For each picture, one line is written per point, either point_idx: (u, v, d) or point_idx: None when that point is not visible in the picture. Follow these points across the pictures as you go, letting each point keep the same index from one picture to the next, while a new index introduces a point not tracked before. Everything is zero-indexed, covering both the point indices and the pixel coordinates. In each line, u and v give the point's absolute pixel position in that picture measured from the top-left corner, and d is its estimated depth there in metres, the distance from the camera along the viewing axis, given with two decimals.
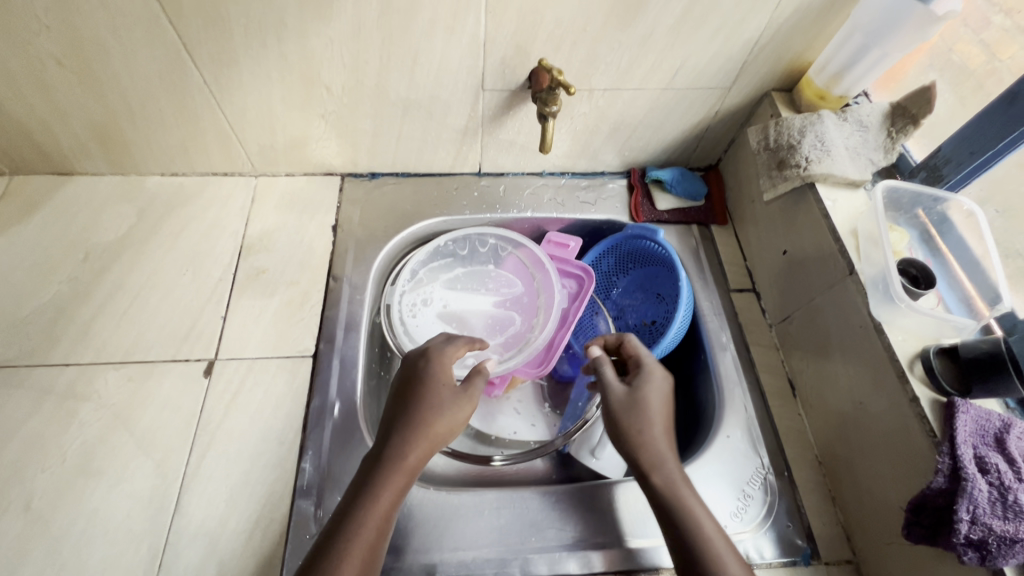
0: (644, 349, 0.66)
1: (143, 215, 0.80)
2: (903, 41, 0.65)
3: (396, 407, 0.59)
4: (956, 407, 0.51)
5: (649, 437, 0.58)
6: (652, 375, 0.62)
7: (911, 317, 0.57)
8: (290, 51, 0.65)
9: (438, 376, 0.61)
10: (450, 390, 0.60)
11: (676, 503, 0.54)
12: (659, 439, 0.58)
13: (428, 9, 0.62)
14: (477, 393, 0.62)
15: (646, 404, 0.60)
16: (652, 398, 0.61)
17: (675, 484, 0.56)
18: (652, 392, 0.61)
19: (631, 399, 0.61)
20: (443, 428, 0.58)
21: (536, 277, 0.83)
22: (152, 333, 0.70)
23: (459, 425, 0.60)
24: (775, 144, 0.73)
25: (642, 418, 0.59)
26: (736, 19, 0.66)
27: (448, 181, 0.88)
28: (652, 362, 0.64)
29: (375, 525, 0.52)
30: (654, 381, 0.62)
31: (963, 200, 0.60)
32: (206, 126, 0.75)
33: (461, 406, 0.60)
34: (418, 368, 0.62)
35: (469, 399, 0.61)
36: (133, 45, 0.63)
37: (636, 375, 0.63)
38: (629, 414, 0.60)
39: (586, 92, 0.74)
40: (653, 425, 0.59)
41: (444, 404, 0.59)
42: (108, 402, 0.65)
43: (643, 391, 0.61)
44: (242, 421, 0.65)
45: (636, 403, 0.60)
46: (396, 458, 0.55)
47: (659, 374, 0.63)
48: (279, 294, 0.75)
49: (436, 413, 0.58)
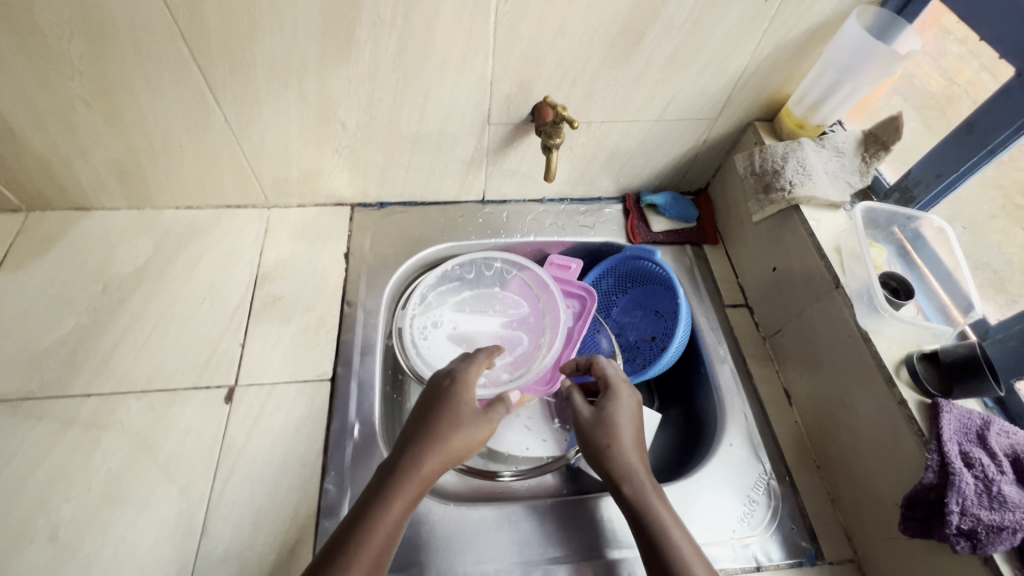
0: (610, 367, 0.71)
1: (159, 246, 0.82)
2: (872, 75, 0.71)
3: (420, 421, 0.62)
4: (940, 407, 0.56)
5: (618, 451, 0.62)
6: (617, 393, 0.67)
7: (895, 326, 0.61)
8: (309, 92, 0.70)
9: (460, 394, 0.65)
10: (471, 409, 0.63)
11: (647, 512, 0.58)
12: (628, 452, 0.62)
13: (440, 51, 0.67)
14: (498, 417, 0.64)
15: (612, 421, 0.64)
16: (618, 413, 0.65)
17: (644, 493, 0.59)
18: (619, 409, 0.65)
19: (598, 418, 0.65)
20: (463, 443, 0.61)
21: (541, 298, 0.87)
22: (172, 362, 0.72)
23: (476, 443, 0.62)
24: (760, 170, 0.78)
25: (610, 433, 0.63)
26: (720, 58, 0.72)
27: (453, 209, 0.92)
28: (618, 380, 0.69)
29: (383, 533, 0.54)
30: (622, 398, 0.67)
31: (933, 218, 0.66)
32: (224, 161, 0.79)
33: (479, 424, 0.62)
34: (442, 386, 0.66)
35: (490, 420, 0.63)
36: (162, 88, 0.67)
37: (604, 393, 0.68)
38: (598, 431, 0.64)
39: (585, 124, 0.80)
40: (622, 439, 0.63)
41: (466, 421, 0.62)
42: (131, 430, 0.66)
43: (613, 408, 0.66)
44: (264, 444, 0.67)
45: (604, 421, 0.65)
46: (414, 468, 0.57)
47: (625, 392, 0.68)
48: (295, 320, 0.77)
49: (459, 429, 0.61)
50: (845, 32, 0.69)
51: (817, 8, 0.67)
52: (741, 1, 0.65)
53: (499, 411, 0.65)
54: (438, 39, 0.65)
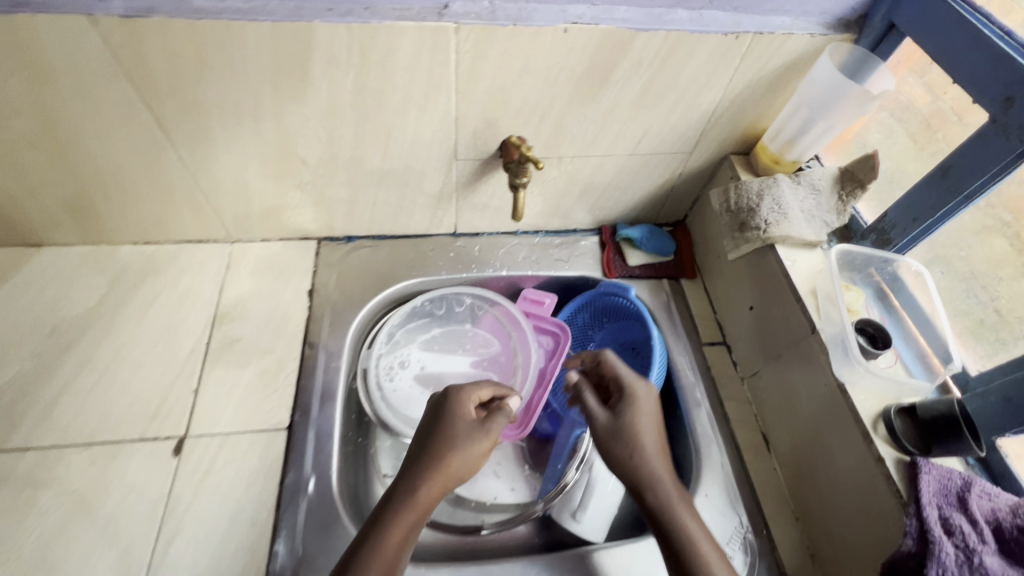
0: (621, 364, 0.67)
1: (114, 285, 0.79)
2: (846, 114, 0.70)
3: (421, 440, 0.59)
4: (919, 467, 0.53)
5: (641, 461, 0.60)
6: (634, 396, 0.64)
7: (872, 380, 0.59)
8: (265, 130, 0.67)
9: (457, 410, 0.61)
10: (467, 425, 0.60)
11: (676, 526, 0.56)
12: (654, 459, 0.60)
13: (400, 90, 0.64)
14: (498, 428, 0.61)
15: (634, 428, 0.61)
16: (638, 420, 0.62)
17: (672, 504, 0.57)
18: (638, 414, 0.62)
19: (618, 426, 0.62)
20: (466, 462, 0.57)
21: (512, 335, 0.84)
22: (119, 411, 0.69)
23: (478, 460, 0.59)
24: (736, 207, 0.76)
25: (631, 443, 0.61)
26: (692, 94, 0.70)
27: (424, 243, 0.89)
28: (631, 380, 0.65)
29: (384, 560, 0.51)
30: (641, 398, 0.64)
31: (911, 261, 0.64)
32: (181, 198, 0.76)
33: (477, 439, 0.59)
34: (438, 403, 0.62)
35: (487, 435, 0.59)
36: (109, 126, 0.64)
37: (618, 398, 0.65)
38: (621, 435, 0.61)
39: (555, 159, 0.78)
40: (646, 446, 0.61)
41: (461, 440, 0.58)
42: (70, 488, 0.63)
43: (632, 409, 0.63)
44: (212, 502, 0.63)
45: (624, 428, 0.61)
46: (412, 495, 0.55)
47: (642, 394, 0.64)
48: (253, 363, 0.74)
49: (458, 448, 0.57)
50: (818, 70, 0.67)
51: (788, 45, 0.65)
52: (710, 39, 0.63)
53: (497, 425, 0.61)
54: (397, 78, 0.63)
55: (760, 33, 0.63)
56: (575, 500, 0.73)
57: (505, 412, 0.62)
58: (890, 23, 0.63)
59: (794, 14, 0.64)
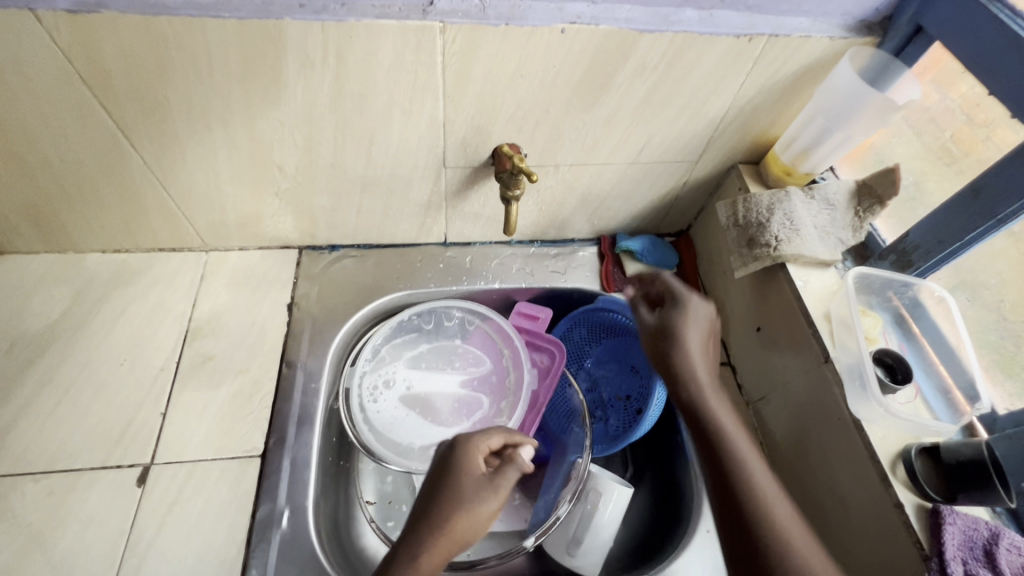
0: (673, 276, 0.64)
1: (79, 297, 0.74)
2: (864, 125, 0.65)
3: (425, 498, 0.55)
4: (942, 517, 0.50)
5: (681, 356, 0.60)
6: (685, 302, 0.61)
7: (889, 419, 0.55)
8: (237, 134, 0.62)
9: (464, 464, 0.56)
10: (475, 481, 0.55)
11: (707, 415, 0.57)
12: (699, 357, 0.59)
13: (383, 94, 0.59)
14: (508, 483, 0.56)
15: (676, 327, 0.61)
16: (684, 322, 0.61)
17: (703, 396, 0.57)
18: (686, 316, 0.61)
19: (662, 325, 0.61)
20: (473, 526, 0.53)
21: (504, 352, 0.79)
22: (81, 436, 0.64)
23: (486, 521, 0.54)
24: (744, 221, 0.71)
25: (674, 339, 0.60)
26: (700, 100, 0.65)
27: (413, 252, 0.84)
28: (684, 291, 0.62)
29: None
30: (692, 305, 0.61)
31: (933, 286, 0.60)
32: (149, 205, 0.71)
33: (485, 497, 0.54)
34: (445, 456, 0.57)
35: (495, 493, 0.54)
36: (65, 130, 0.59)
37: (667, 299, 0.63)
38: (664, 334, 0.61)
39: (552, 167, 0.72)
40: (687, 344, 0.60)
41: (469, 497, 0.53)
42: (24, 521, 0.58)
43: (680, 312, 0.61)
44: (177, 537, 0.59)
45: (667, 328, 0.61)
46: (412, 562, 0.50)
47: (694, 300, 0.62)
48: (226, 384, 0.69)
49: (463, 510, 0.53)
50: (837, 76, 0.62)
51: (806, 48, 0.60)
52: (721, 41, 0.57)
53: (508, 479, 0.56)
54: (379, 81, 0.58)
55: (776, 36, 0.58)
56: (569, 533, 0.69)
57: (517, 466, 0.57)
58: (917, 25, 0.58)
59: (813, 15, 0.59)
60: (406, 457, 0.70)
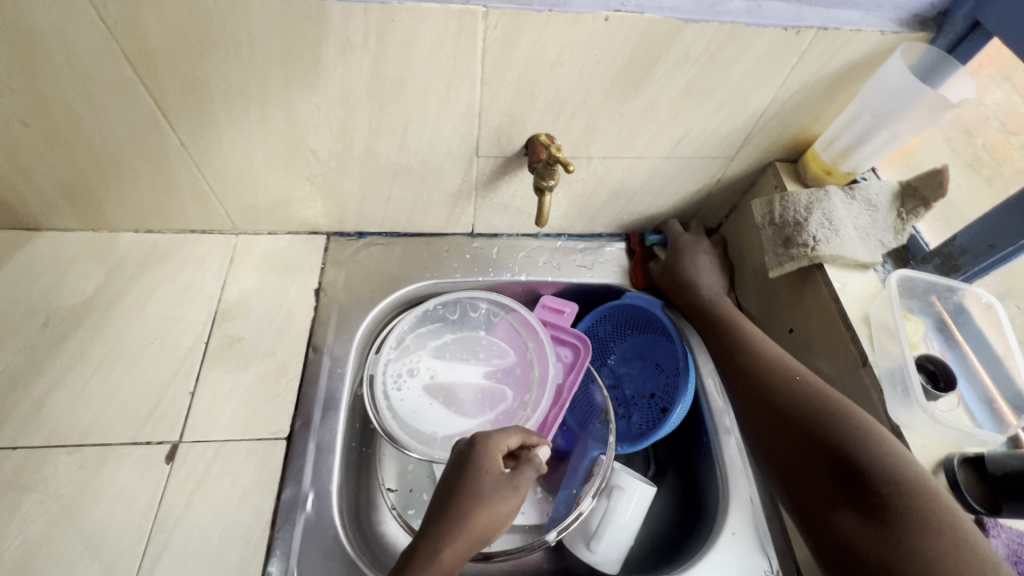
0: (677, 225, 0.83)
1: (112, 275, 0.75)
2: (912, 124, 0.63)
3: (444, 496, 0.55)
4: (986, 530, 0.51)
5: (688, 272, 0.76)
6: (687, 239, 0.80)
7: (932, 427, 0.54)
8: (273, 116, 0.62)
9: (482, 462, 0.56)
10: (495, 479, 0.55)
11: (712, 303, 0.73)
12: (705, 275, 0.77)
13: (421, 79, 0.59)
14: (528, 482, 0.56)
15: (683, 257, 0.78)
16: (689, 256, 0.78)
17: (707, 289, 0.75)
18: (687, 256, 0.78)
19: (669, 263, 0.78)
20: (492, 525, 0.53)
21: (529, 345, 0.78)
22: (111, 412, 0.65)
23: (506, 518, 0.54)
24: (780, 220, 0.68)
25: (682, 263, 0.78)
26: (740, 94, 0.63)
27: (439, 242, 0.84)
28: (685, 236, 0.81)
29: None
30: (693, 241, 0.80)
31: (980, 291, 0.58)
32: (184, 186, 0.71)
33: (505, 493, 0.54)
34: (463, 454, 0.58)
35: (515, 491, 0.55)
36: (107, 107, 0.59)
37: (673, 245, 0.80)
38: (673, 257, 0.78)
39: (585, 159, 0.71)
40: (692, 267, 0.77)
41: (488, 495, 0.54)
42: (56, 492, 0.59)
43: (687, 246, 0.79)
44: (204, 515, 0.59)
45: (674, 264, 0.78)
46: (435, 558, 0.51)
47: (693, 242, 0.79)
48: (254, 366, 0.70)
49: (483, 509, 0.53)
50: (886, 72, 0.61)
51: (856, 43, 0.58)
52: (768, 33, 0.56)
53: (526, 477, 0.56)
54: (418, 65, 0.57)
55: (825, 29, 0.56)
56: (591, 528, 0.69)
57: (534, 464, 0.57)
58: (974, 21, 0.56)
59: (864, 8, 0.57)
60: (428, 446, 0.70)
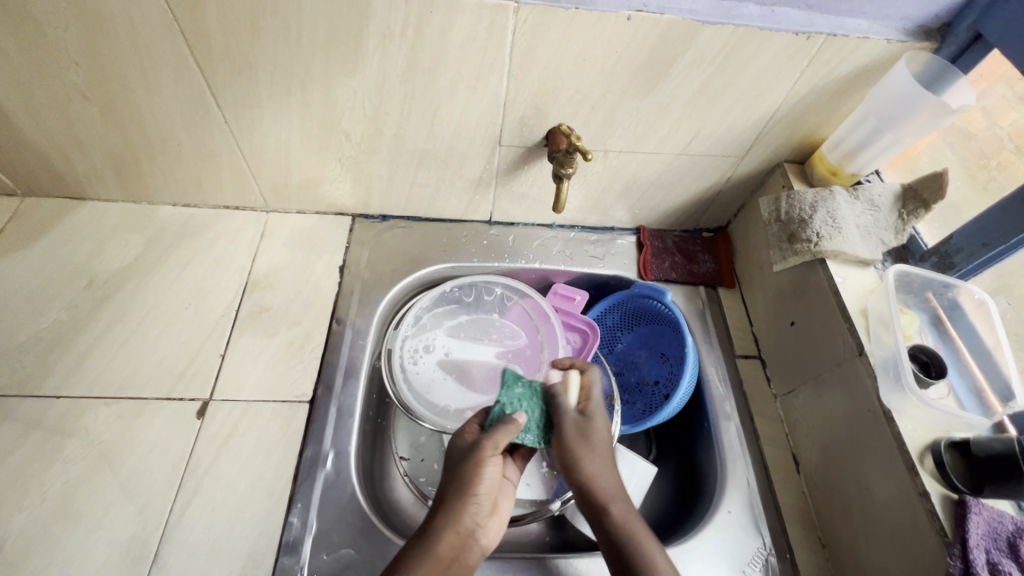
0: (598, 383, 0.65)
1: (151, 244, 0.79)
2: (916, 128, 0.66)
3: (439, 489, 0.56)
4: (968, 508, 0.52)
5: (592, 462, 0.57)
6: (569, 418, 0.59)
7: (922, 410, 0.56)
8: (313, 99, 0.66)
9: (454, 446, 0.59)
10: (463, 447, 0.57)
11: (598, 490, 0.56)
12: (604, 474, 0.57)
13: (452, 68, 0.63)
14: (494, 443, 0.55)
15: (593, 430, 0.59)
16: (593, 428, 0.59)
17: (598, 466, 0.57)
18: (588, 427, 0.59)
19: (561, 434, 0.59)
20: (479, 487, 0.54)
21: (541, 330, 0.82)
22: (147, 369, 0.69)
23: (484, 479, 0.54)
24: (786, 217, 0.73)
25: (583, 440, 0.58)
26: (752, 95, 0.67)
27: (458, 228, 0.88)
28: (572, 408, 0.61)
29: None
30: (595, 419, 0.60)
31: (974, 289, 0.61)
32: (223, 162, 0.76)
33: (480, 450, 0.55)
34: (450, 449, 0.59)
35: (480, 450, 0.55)
36: (160, 85, 0.64)
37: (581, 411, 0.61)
38: (568, 444, 0.58)
39: (601, 153, 0.75)
40: (593, 447, 0.58)
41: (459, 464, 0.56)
42: (96, 439, 0.64)
43: (580, 431, 0.58)
44: (232, 468, 0.63)
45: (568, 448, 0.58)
46: (429, 543, 0.50)
47: (595, 416, 0.61)
48: (281, 334, 0.74)
49: (466, 474, 0.54)
50: (892, 77, 0.64)
51: (863, 49, 0.62)
52: (779, 38, 0.59)
53: (498, 437, 0.56)
54: (450, 55, 0.61)
55: (834, 35, 0.60)
56: None
57: (508, 423, 0.57)
58: (976, 32, 0.59)
59: (872, 17, 0.60)
60: (440, 417, 0.73)
